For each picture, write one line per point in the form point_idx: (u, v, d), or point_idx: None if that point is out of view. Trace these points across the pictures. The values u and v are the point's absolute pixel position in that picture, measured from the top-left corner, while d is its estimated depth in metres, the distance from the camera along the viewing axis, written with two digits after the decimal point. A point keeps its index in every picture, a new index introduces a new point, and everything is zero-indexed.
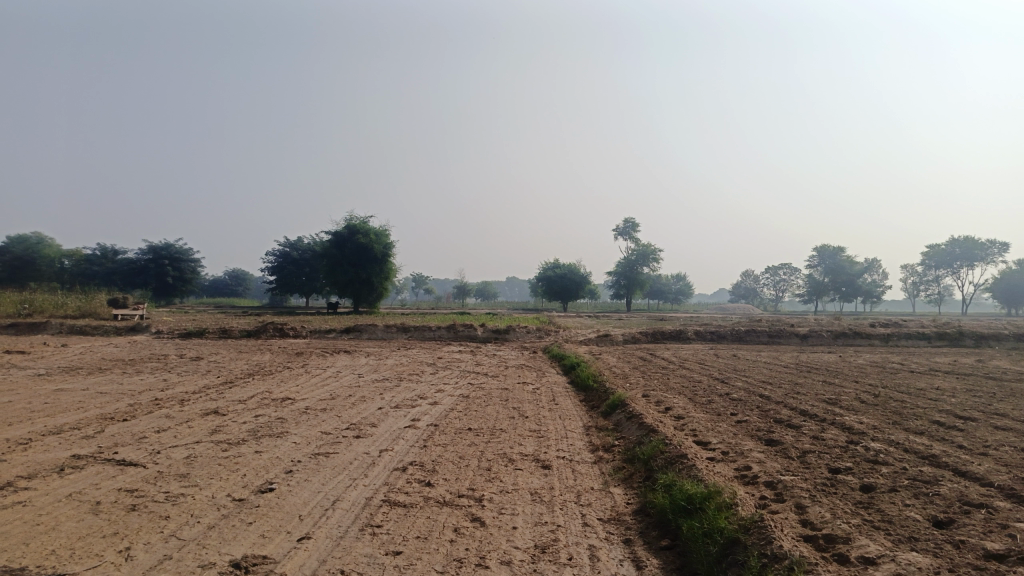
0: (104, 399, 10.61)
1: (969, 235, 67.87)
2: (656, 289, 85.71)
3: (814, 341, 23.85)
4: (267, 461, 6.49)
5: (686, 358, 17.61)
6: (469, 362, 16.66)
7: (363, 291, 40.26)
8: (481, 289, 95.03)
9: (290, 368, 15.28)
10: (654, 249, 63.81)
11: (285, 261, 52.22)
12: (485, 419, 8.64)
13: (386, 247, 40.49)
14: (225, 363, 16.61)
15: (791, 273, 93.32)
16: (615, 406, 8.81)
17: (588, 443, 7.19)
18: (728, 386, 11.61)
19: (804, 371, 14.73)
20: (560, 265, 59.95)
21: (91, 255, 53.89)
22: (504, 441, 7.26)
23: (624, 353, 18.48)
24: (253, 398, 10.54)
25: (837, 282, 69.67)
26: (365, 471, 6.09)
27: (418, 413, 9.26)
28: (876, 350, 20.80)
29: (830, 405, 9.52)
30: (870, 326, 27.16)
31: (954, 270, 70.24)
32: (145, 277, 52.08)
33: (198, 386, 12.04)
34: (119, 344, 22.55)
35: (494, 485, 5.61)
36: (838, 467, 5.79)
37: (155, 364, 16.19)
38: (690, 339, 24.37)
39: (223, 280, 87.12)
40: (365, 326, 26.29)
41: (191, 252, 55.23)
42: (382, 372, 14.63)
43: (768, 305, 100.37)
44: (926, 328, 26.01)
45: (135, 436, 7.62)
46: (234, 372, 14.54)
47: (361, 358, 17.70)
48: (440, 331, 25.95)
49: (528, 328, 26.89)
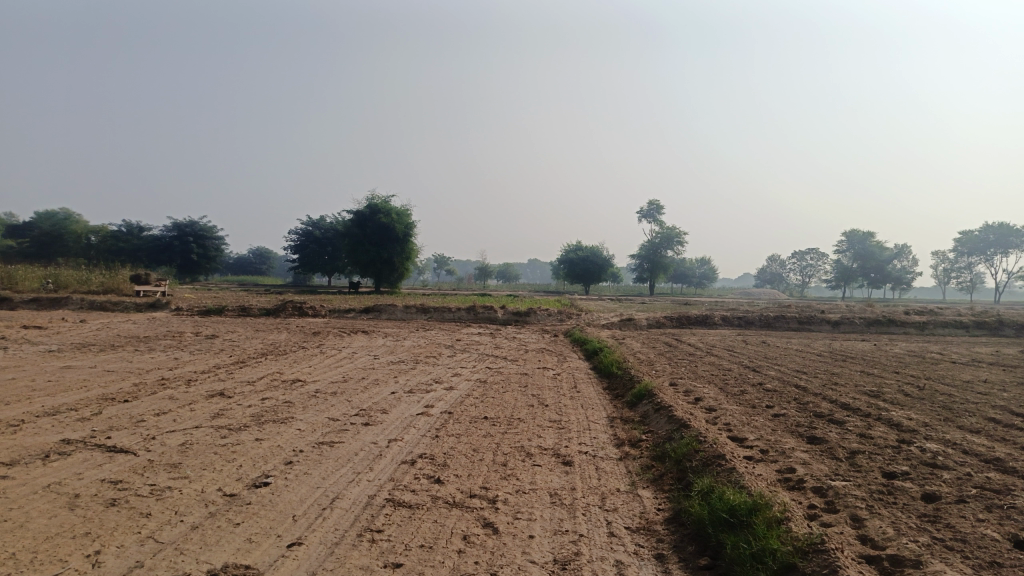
0: (110, 378, 10.25)
1: (1005, 221, 65.92)
2: (680, 272, 84.74)
3: (846, 328, 23.03)
4: (266, 450, 6.02)
5: (713, 344, 16.98)
6: (488, 345, 16.16)
7: (385, 271, 39.93)
8: (503, 271, 94.52)
9: (305, 349, 14.89)
10: (678, 232, 62.74)
11: (307, 240, 52.08)
12: (502, 407, 8.13)
13: (408, 227, 40.06)
14: (240, 342, 16.27)
15: (818, 258, 91.65)
16: (642, 395, 8.26)
17: (613, 437, 6.64)
18: (759, 375, 10.98)
19: (839, 360, 14.02)
20: (583, 248, 59.20)
21: (117, 231, 54.23)
22: (522, 433, 6.74)
23: (648, 339, 17.89)
24: (261, 379, 10.12)
25: (865, 267, 68.18)
26: (370, 465, 5.60)
27: (433, 399, 8.77)
28: (911, 339, 19.97)
29: (872, 398, 8.87)
30: (903, 313, 26.21)
31: (988, 257, 68.34)
32: (169, 254, 52.18)
33: (208, 365, 11.66)
34: (138, 321, 22.39)
35: (509, 484, 5.08)
36: (894, 472, 5.18)
37: (169, 342, 15.90)
38: (716, 324, 23.68)
39: (247, 259, 87.55)
40: (385, 306, 25.92)
41: (215, 230, 55.41)
42: (398, 354, 14.19)
43: (794, 291, 98.88)
44: (962, 316, 25.08)
45: (132, 419, 7.20)
46: (247, 351, 14.17)
47: (378, 339, 17.28)
48: (459, 313, 25.50)
49: (550, 310, 26.34)
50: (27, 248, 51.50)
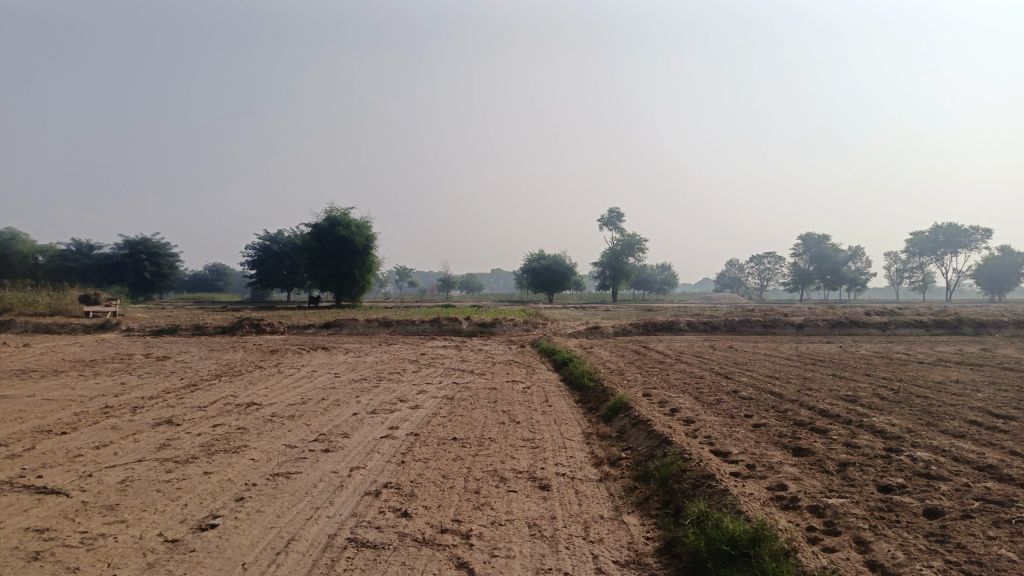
0: (48, 407, 9.54)
1: (953, 222, 67.68)
2: (641, 278, 85.28)
3: (810, 330, 23.11)
4: (215, 486, 5.50)
5: (682, 351, 16.78)
6: (454, 358, 15.71)
7: (345, 284, 39.18)
8: (466, 281, 94.02)
9: (262, 368, 14.26)
10: (639, 238, 62.92)
11: (265, 254, 50.93)
12: (471, 426, 7.70)
13: (368, 239, 39.39)
14: (193, 363, 15.51)
15: (776, 261, 93.12)
16: (618, 408, 7.92)
17: (590, 455, 6.26)
18: (733, 382, 10.73)
19: (810, 364, 13.88)
20: (546, 256, 59.08)
21: (65, 250, 52.38)
22: (494, 455, 6.32)
23: (616, 347, 17.61)
24: (214, 404, 9.52)
25: (822, 269, 69.39)
26: (330, 499, 5.12)
27: (397, 419, 8.30)
28: (875, 340, 20.07)
29: (851, 404, 8.64)
30: (865, 313, 26.41)
31: (938, 257, 70.04)
32: (121, 273, 50.54)
33: (158, 390, 11.00)
34: (85, 344, 21.39)
35: (483, 516, 4.66)
36: (890, 485, 4.89)
37: (118, 366, 15.09)
38: (683, 330, 23.57)
39: (204, 276, 85.66)
40: (346, 321, 25.26)
41: (169, 246, 53.86)
42: (361, 371, 13.64)
43: (753, 294, 100.32)
44: (921, 315, 25.41)
45: (69, 454, 6.59)
46: (201, 373, 13.49)
47: (340, 355, 16.70)
48: (423, 325, 24.98)
49: (515, 320, 25.99)
50: None
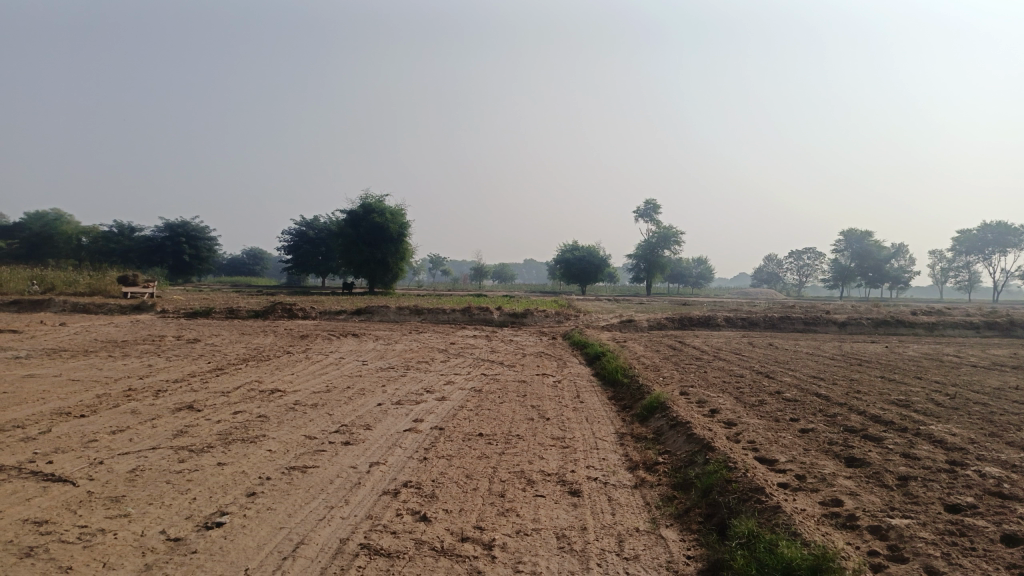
0: (72, 388, 9.43)
1: (1003, 220, 65.32)
2: (677, 272, 84.27)
3: (853, 329, 22.31)
4: (227, 479, 5.23)
5: (719, 347, 16.22)
6: (483, 349, 15.39)
7: (379, 271, 39.14)
8: (499, 271, 93.87)
9: (290, 354, 14.10)
10: (675, 231, 61.92)
11: (301, 240, 51.21)
12: (499, 421, 7.34)
13: (403, 227, 39.25)
14: (222, 347, 15.43)
15: (815, 257, 91.14)
16: (654, 408, 7.49)
17: (624, 458, 5.86)
18: (774, 382, 10.20)
19: (855, 365, 13.25)
20: (580, 247, 58.45)
21: (108, 232, 53.38)
22: (522, 454, 5.95)
23: (651, 341, 17.14)
24: (237, 390, 9.30)
25: (863, 267, 67.65)
26: (345, 498, 4.81)
27: (422, 411, 7.97)
28: (921, 341, 19.24)
29: (905, 409, 8.08)
30: (911, 313, 25.41)
31: (986, 257, 67.75)
32: (161, 255, 51.34)
33: (183, 373, 10.85)
34: (120, 325, 21.55)
35: (508, 524, 4.28)
36: (959, 505, 4.40)
37: (148, 347, 15.07)
38: (719, 325, 22.95)
39: (242, 260, 86.94)
40: (377, 308, 25.12)
41: (207, 230, 54.45)
42: (389, 359, 13.38)
43: (790, 290, 98.44)
44: (970, 316, 24.40)
45: (83, 439, 6.40)
46: (228, 357, 13.37)
47: (369, 343, 16.51)
48: (454, 314, 24.71)
49: (547, 311, 25.59)
50: (18, 250, 50.61)
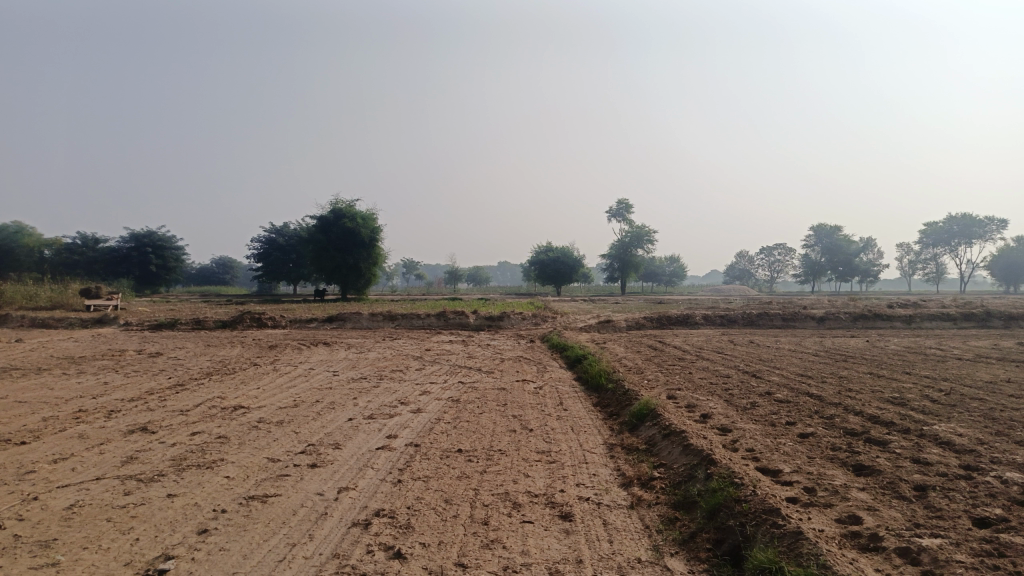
0: (17, 411, 8.73)
1: (968, 212, 66.33)
2: (651, 271, 84.42)
3: (832, 323, 22.18)
4: (176, 514, 4.67)
5: (701, 346, 15.89)
6: (460, 355, 14.88)
7: (351, 276, 38.40)
8: (473, 274, 93.39)
9: (257, 366, 13.46)
10: (649, 230, 61.84)
11: (271, 247, 50.22)
12: (478, 434, 6.85)
13: (374, 231, 38.55)
14: (185, 360, 14.73)
15: (786, 253, 91.90)
16: (644, 415, 7.04)
17: (616, 473, 5.41)
18: (763, 382, 9.81)
19: (841, 361, 12.96)
20: (554, 248, 58.11)
21: (71, 243, 51.95)
22: (505, 473, 5.47)
23: (631, 342, 16.76)
24: (197, 408, 8.69)
25: (834, 261, 68.28)
26: (309, 532, 4.28)
27: (396, 426, 7.44)
28: (900, 334, 19.10)
29: (903, 408, 7.73)
30: (888, 306, 25.37)
31: (952, 248, 68.72)
32: (127, 266, 50.07)
33: (141, 391, 10.18)
34: (80, 339, 20.66)
35: (494, 558, 3.79)
36: (989, 519, 3.99)
37: (107, 363, 14.32)
38: (698, 323, 22.67)
39: (211, 269, 85.45)
40: (350, 314, 24.48)
41: (175, 239, 53.25)
42: (361, 368, 12.82)
43: (763, 286, 99.38)
44: (945, 307, 24.43)
45: (19, 470, 5.77)
46: (191, 371, 12.70)
47: (340, 352, 15.91)
48: (429, 319, 24.15)
49: (523, 314, 25.14)
50: None
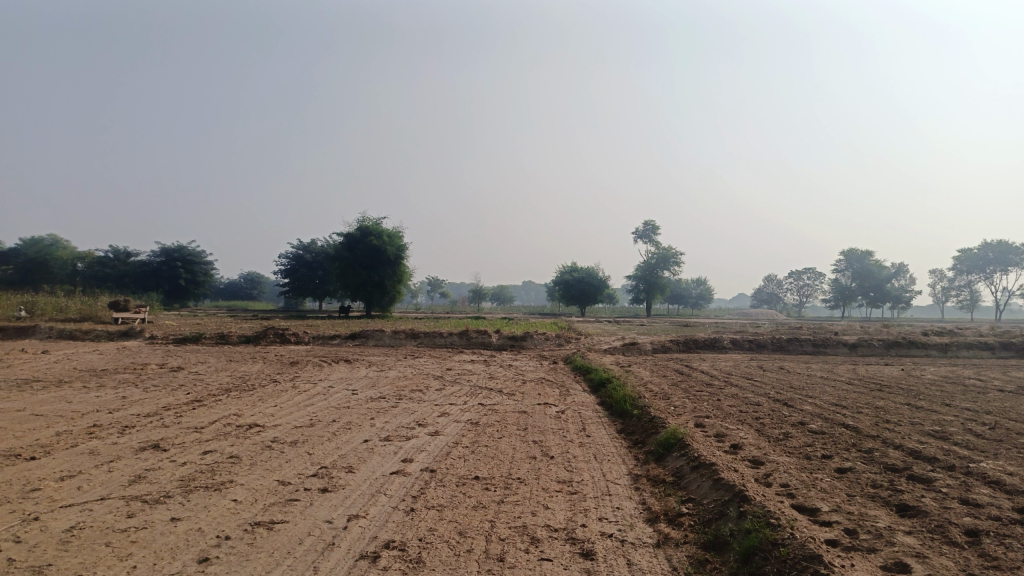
0: (32, 424, 8.64)
1: (1004, 239, 64.81)
2: (677, 293, 83.64)
3: (864, 350, 21.56)
4: (178, 540, 4.46)
5: (728, 371, 15.46)
6: (481, 375, 14.62)
7: (376, 294, 38.42)
8: (498, 293, 93.24)
9: (276, 382, 13.32)
10: (675, 252, 61.26)
11: (298, 263, 50.55)
12: (497, 461, 6.57)
13: (399, 249, 38.58)
14: (206, 375, 14.64)
15: (815, 277, 90.55)
16: (671, 444, 6.72)
17: (642, 508, 5.10)
18: (796, 411, 9.41)
19: (876, 390, 12.48)
20: (579, 269, 57.77)
21: (103, 257, 52.78)
22: (523, 504, 5.20)
23: (656, 366, 16.39)
24: (211, 425, 8.52)
25: (864, 286, 67.03)
26: (314, 564, 4.03)
27: (412, 450, 7.19)
28: (936, 363, 18.48)
29: (946, 443, 7.30)
30: (922, 333, 24.66)
31: (987, 275, 67.13)
32: (156, 280, 50.68)
33: (157, 406, 10.06)
34: (105, 352, 20.76)
35: None
36: None
37: (128, 376, 14.28)
38: (726, 348, 22.19)
39: (239, 284, 86.39)
40: (372, 332, 24.37)
41: (204, 254, 53.84)
42: (380, 387, 12.61)
43: (791, 310, 97.95)
44: (983, 336, 23.64)
45: (24, 488, 5.62)
46: (210, 386, 12.58)
47: (361, 369, 15.73)
48: (452, 338, 23.96)
49: (547, 334, 24.84)
50: (12, 275, 49.93)
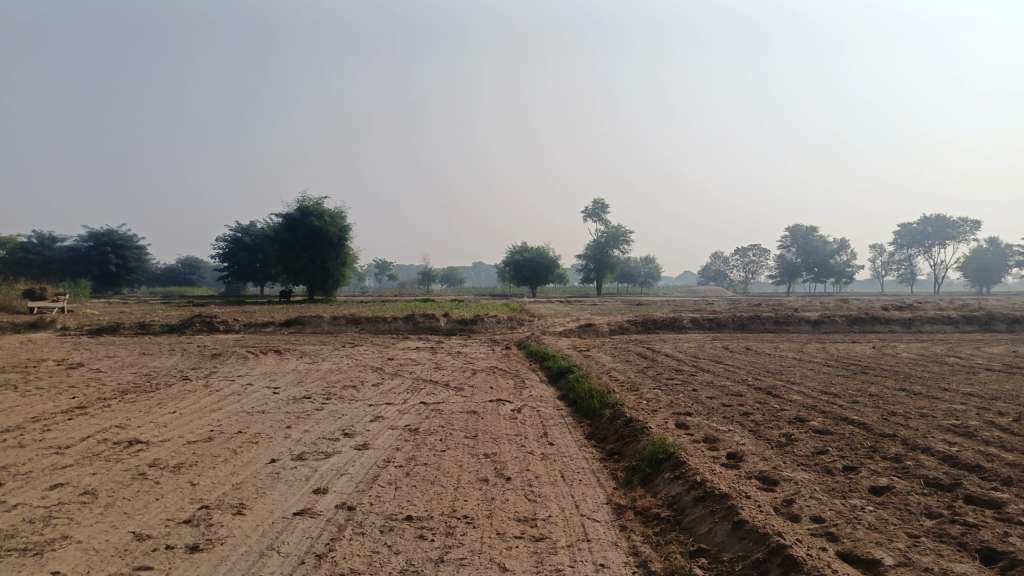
0: None
1: (943, 213, 65.88)
2: (626, 272, 83.29)
3: (827, 328, 20.75)
4: None
5: (695, 354, 14.27)
6: (425, 366, 13.04)
7: (319, 277, 36.35)
8: (447, 274, 91.40)
9: (187, 381, 11.47)
10: (625, 230, 60.37)
11: (237, 247, 47.96)
12: (438, 489, 5.07)
13: (343, 230, 36.52)
14: (109, 373, 12.68)
15: (762, 254, 91.26)
16: (660, 461, 5.29)
17: (639, 567, 3.66)
18: (787, 404, 8.13)
19: (859, 373, 11.39)
20: (528, 248, 56.30)
21: (26, 243, 49.13)
22: (471, 565, 3.71)
23: (617, 350, 15.10)
24: (80, 444, 6.75)
25: (809, 262, 67.38)
26: None
27: (330, 473, 5.63)
28: (904, 339, 17.70)
29: (979, 444, 6.07)
30: (883, 308, 24.04)
31: (926, 250, 68.22)
32: (85, 266, 47.45)
33: (24, 417, 8.17)
34: (5, 347, 18.42)
35: None
36: None
37: (12, 376, 12.20)
38: (686, 328, 21.10)
39: (177, 269, 82.62)
40: (310, 318, 22.51)
41: (136, 238, 50.66)
42: (307, 384, 10.91)
43: (738, 287, 98.66)
44: (942, 310, 23.06)
45: None
46: (107, 388, 10.68)
47: (291, 362, 13.99)
48: (396, 323, 22.30)
49: (499, 317, 23.40)
50: None
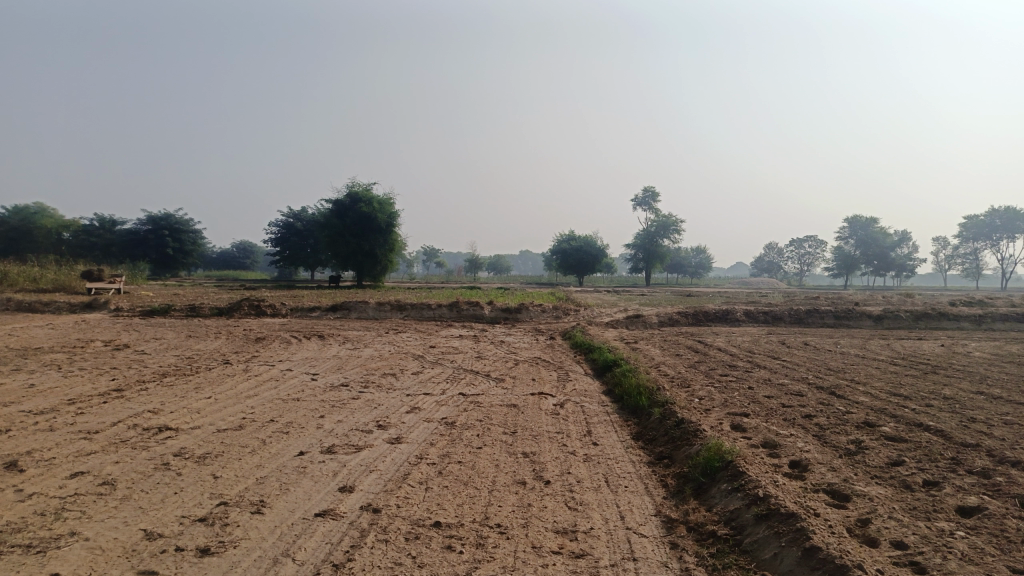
0: None
1: (1013, 205, 62.62)
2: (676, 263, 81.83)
3: (889, 323, 19.72)
4: None
5: (750, 349, 13.60)
6: (467, 355, 12.71)
7: (367, 263, 36.44)
8: (494, 262, 91.11)
9: (227, 365, 11.35)
10: (676, 220, 59.13)
11: (288, 232, 48.53)
12: (471, 491, 4.67)
13: (391, 216, 36.47)
14: (153, 355, 12.66)
15: (818, 245, 88.61)
16: (715, 469, 4.80)
17: None
18: (853, 406, 7.50)
19: (930, 373, 10.60)
20: (577, 237, 55.60)
21: (88, 226, 50.44)
22: None
23: (667, 343, 14.52)
24: (109, 430, 6.57)
25: (868, 255, 64.97)
26: None
27: (358, 469, 5.29)
28: (975, 337, 16.65)
29: None
30: (950, 304, 22.79)
31: (994, 243, 65.06)
32: (143, 249, 48.52)
33: (60, 399, 8.08)
34: (59, 327, 18.71)
35: None
36: None
37: (60, 357, 12.28)
38: (739, 321, 20.33)
39: (231, 253, 84.27)
40: (356, 304, 22.43)
41: (192, 222, 51.62)
42: (346, 371, 10.67)
43: (793, 280, 96.02)
44: (1015, 307, 21.74)
45: None
46: (148, 371, 10.61)
47: (333, 348, 13.79)
48: (441, 310, 22.06)
49: (544, 306, 22.94)
50: None
